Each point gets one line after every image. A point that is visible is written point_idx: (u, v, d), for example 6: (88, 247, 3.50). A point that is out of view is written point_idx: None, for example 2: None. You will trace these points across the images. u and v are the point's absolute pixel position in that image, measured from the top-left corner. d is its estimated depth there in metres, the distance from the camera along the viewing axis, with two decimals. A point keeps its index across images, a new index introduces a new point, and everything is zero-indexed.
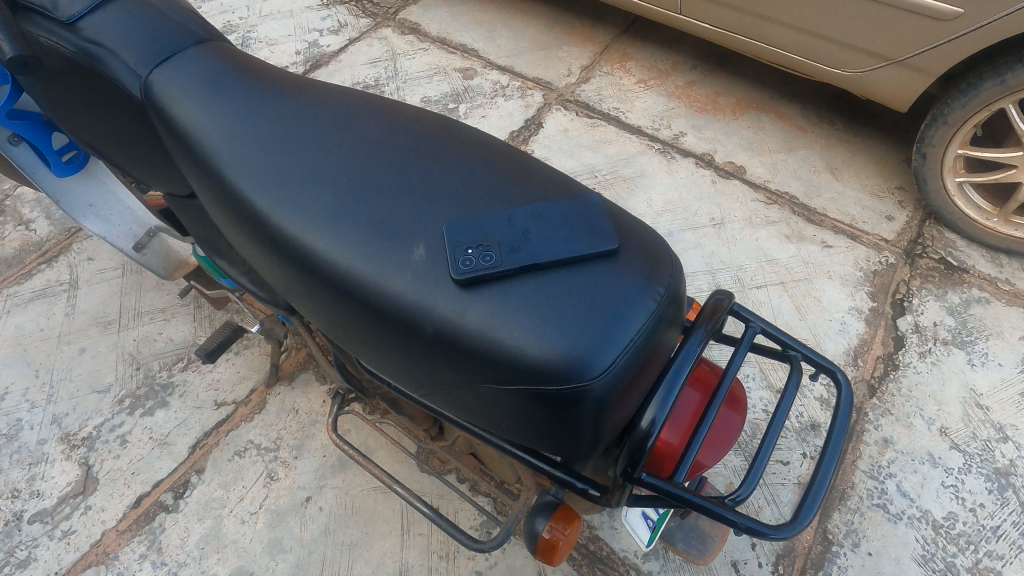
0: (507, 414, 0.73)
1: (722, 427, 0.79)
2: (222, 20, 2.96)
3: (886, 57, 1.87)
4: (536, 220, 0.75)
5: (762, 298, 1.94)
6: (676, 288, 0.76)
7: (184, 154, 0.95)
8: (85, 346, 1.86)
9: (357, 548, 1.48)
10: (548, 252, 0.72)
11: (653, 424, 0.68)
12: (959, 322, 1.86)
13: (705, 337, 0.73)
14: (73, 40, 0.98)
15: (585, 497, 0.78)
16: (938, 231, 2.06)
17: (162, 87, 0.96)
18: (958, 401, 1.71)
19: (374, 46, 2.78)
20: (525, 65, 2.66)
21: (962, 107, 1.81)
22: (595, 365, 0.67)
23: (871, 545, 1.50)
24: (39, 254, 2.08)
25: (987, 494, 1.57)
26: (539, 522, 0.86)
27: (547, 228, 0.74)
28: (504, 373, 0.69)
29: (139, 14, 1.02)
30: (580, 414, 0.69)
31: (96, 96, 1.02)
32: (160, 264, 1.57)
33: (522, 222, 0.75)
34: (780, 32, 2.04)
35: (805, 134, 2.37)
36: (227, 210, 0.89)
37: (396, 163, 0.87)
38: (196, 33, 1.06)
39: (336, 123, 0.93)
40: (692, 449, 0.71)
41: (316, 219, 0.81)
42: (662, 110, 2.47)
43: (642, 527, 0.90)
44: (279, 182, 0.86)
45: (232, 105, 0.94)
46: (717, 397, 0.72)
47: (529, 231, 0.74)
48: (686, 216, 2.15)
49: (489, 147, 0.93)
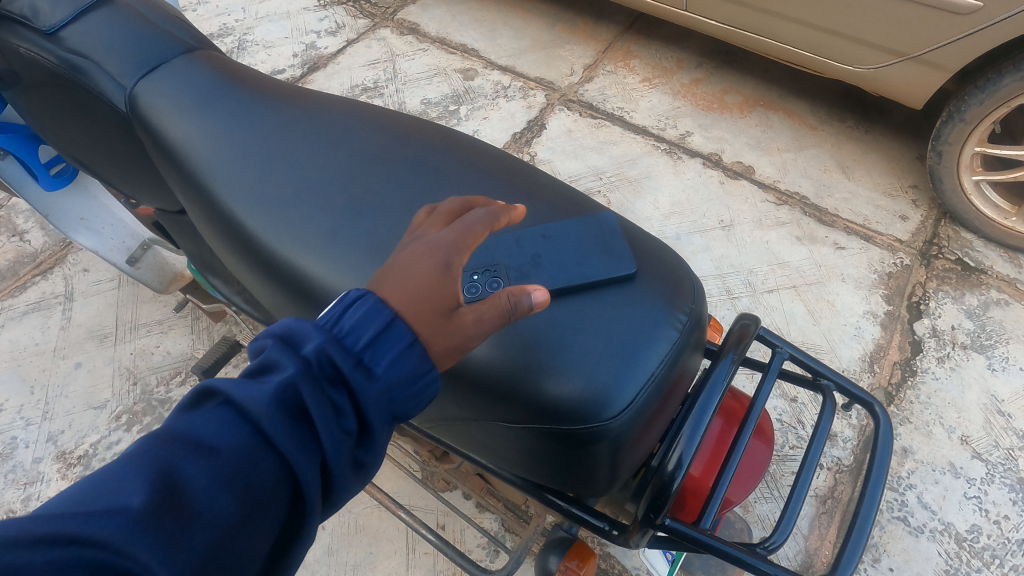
0: (518, 452, 0.68)
1: (749, 460, 0.73)
2: (218, 22, 2.92)
3: (900, 53, 1.81)
4: (547, 242, 0.72)
5: (774, 302, 1.89)
6: (699, 313, 0.71)
7: (173, 171, 0.91)
8: (80, 361, 1.82)
9: (361, 569, 1.44)
10: (561, 275, 0.68)
11: (680, 462, 0.63)
12: (977, 326, 1.80)
13: (732, 367, 0.67)
14: (54, 51, 0.93)
15: (602, 535, 0.71)
16: (953, 230, 2.01)
17: (149, 100, 0.93)
18: (978, 408, 1.66)
19: (372, 47, 2.73)
20: (527, 64, 2.61)
21: (981, 103, 1.75)
22: (615, 401, 0.63)
23: (892, 560, 1.45)
24: (33, 266, 2.04)
25: (1011, 505, 1.51)
26: (552, 560, 0.81)
27: (557, 251, 0.71)
28: (514, 411, 0.64)
29: (125, 21, 0.97)
30: (595, 454, 0.64)
31: (82, 110, 0.97)
32: (155, 277, 1.53)
33: (533, 244, 0.72)
34: (789, 28, 1.98)
35: (815, 132, 2.31)
36: (220, 232, 0.86)
37: (396, 184, 0.84)
38: (185, 42, 1.02)
39: (333, 138, 0.90)
40: (719, 489, 0.65)
41: (313, 242, 0.79)
42: (668, 110, 2.41)
43: (660, 560, 0.86)
44: (275, 205, 0.83)
45: (224, 120, 0.91)
46: (746, 432, 0.66)
47: (539, 255, 0.70)
48: (695, 218, 2.09)
49: (492, 160, 0.89)
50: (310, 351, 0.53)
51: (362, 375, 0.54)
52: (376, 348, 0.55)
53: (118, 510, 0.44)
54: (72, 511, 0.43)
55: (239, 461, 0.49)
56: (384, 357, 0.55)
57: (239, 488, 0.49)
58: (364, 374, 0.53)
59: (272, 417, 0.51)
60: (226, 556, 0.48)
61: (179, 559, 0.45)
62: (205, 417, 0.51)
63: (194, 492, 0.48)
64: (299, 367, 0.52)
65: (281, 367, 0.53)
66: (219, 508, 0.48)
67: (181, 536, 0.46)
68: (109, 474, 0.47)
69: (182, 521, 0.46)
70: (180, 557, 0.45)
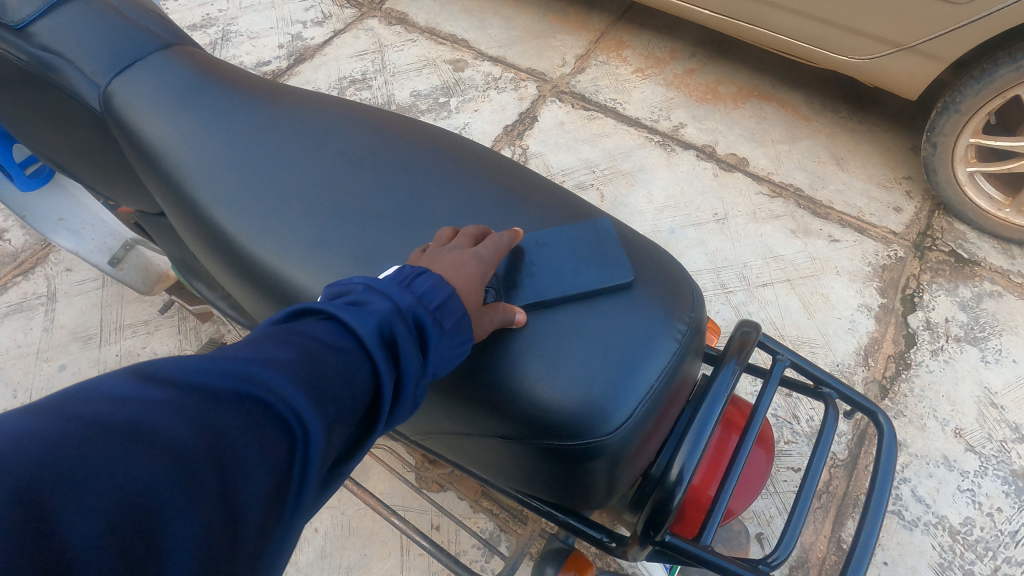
0: (514, 465, 0.67)
1: (749, 470, 0.71)
2: (201, 12, 2.85)
3: (896, 43, 1.79)
4: (544, 252, 0.70)
5: (769, 297, 1.87)
6: (699, 321, 0.70)
7: (152, 172, 0.87)
8: (64, 363, 1.78)
9: (355, 571, 1.43)
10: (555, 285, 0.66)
11: (681, 475, 0.61)
12: (971, 318, 1.80)
13: (733, 376, 0.65)
14: (23, 47, 0.89)
15: (600, 547, 0.69)
16: (947, 222, 2.00)
17: (126, 97, 0.89)
18: (972, 401, 1.66)
19: (360, 38, 2.67)
20: (518, 55, 2.56)
21: (976, 94, 1.73)
22: (614, 415, 0.61)
23: (886, 554, 1.46)
24: (14, 265, 1.99)
25: (1004, 497, 1.52)
26: (549, 571, 0.80)
27: (552, 260, 0.69)
28: (510, 425, 0.62)
29: (98, 15, 0.93)
30: (595, 468, 0.62)
31: (56, 110, 0.93)
32: (138, 278, 1.49)
33: (528, 256, 0.70)
34: (784, 18, 1.95)
35: (809, 123, 2.29)
36: (201, 236, 0.83)
37: (384, 185, 0.81)
38: (163, 38, 0.98)
39: (318, 138, 0.87)
40: (721, 502, 0.63)
41: (297, 248, 0.76)
42: (661, 101, 2.38)
43: (658, 566, 0.86)
44: (258, 209, 0.80)
45: (207, 117, 0.88)
46: (747, 443, 0.64)
47: (534, 265, 0.69)
48: (689, 212, 2.07)
49: (484, 162, 0.87)
50: (399, 296, 0.56)
51: (434, 327, 0.57)
52: (446, 306, 0.59)
53: (268, 364, 0.48)
54: (233, 357, 0.48)
55: (349, 365, 0.51)
56: (451, 315, 0.59)
57: (351, 381, 0.51)
58: (438, 329, 0.57)
59: (375, 329, 0.54)
60: (336, 432, 0.50)
61: (313, 415, 0.48)
62: (311, 324, 0.53)
63: (322, 370, 0.50)
64: (392, 306, 0.55)
65: (372, 303, 0.55)
66: (336, 392, 0.50)
67: (313, 401, 0.48)
68: (250, 343, 0.51)
69: (315, 386, 0.49)
70: (313, 413, 0.48)
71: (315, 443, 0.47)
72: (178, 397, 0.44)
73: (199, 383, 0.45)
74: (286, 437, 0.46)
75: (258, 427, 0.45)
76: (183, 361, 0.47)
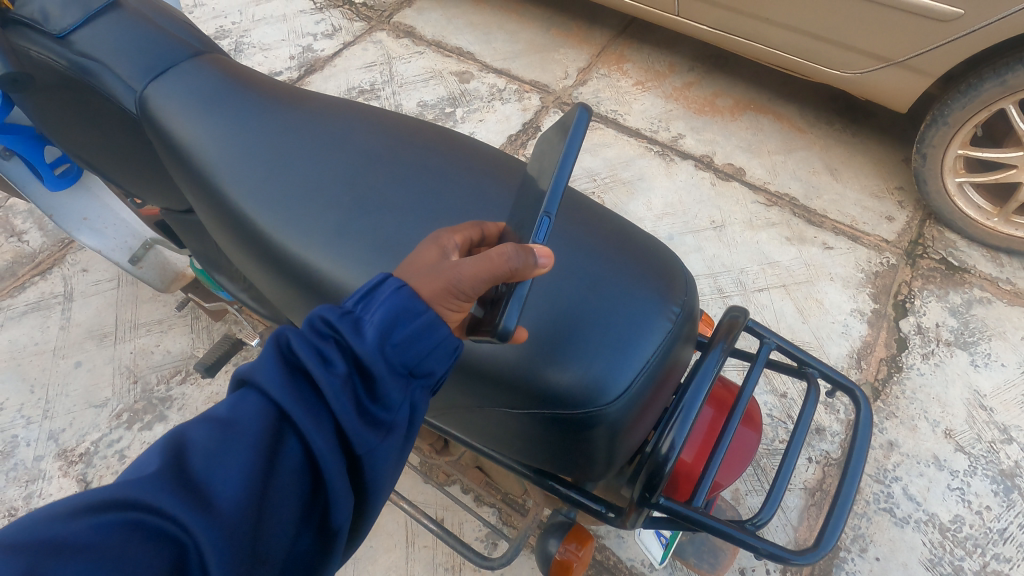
0: (519, 437, 0.73)
1: (738, 446, 0.77)
2: (215, 25, 2.94)
3: (886, 58, 1.87)
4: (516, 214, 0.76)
5: (764, 301, 1.93)
6: (690, 305, 0.76)
7: (183, 173, 0.94)
8: (80, 360, 1.84)
9: (361, 563, 1.47)
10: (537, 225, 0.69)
11: (672, 447, 0.66)
12: (961, 323, 1.85)
13: (721, 357, 0.71)
14: (65, 54, 0.95)
15: (599, 517, 0.75)
16: (938, 231, 2.06)
17: (159, 101, 0.95)
18: (962, 403, 1.71)
19: (369, 50, 2.76)
20: (522, 68, 2.64)
21: (963, 107, 1.80)
22: (612, 387, 0.68)
23: (878, 550, 1.50)
24: (32, 266, 2.06)
25: (992, 496, 1.56)
26: (551, 543, 0.85)
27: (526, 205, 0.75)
28: (517, 398, 0.69)
29: (133, 26, 1.00)
30: (594, 438, 0.68)
31: (93, 113, 0.99)
32: (156, 277, 1.57)
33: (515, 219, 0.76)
34: (779, 34, 2.03)
35: (804, 135, 2.36)
36: (229, 230, 0.89)
37: (401, 181, 0.88)
38: (193, 45, 1.05)
39: (337, 138, 0.93)
40: (710, 471, 0.68)
41: (321, 238, 0.82)
42: (660, 112, 2.46)
43: (654, 543, 0.90)
44: (283, 206, 0.86)
45: (229, 122, 0.94)
46: (734, 418, 0.70)
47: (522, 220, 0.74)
48: (686, 219, 2.14)
49: (493, 161, 0.93)
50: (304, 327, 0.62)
51: (351, 334, 0.61)
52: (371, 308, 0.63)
53: (139, 478, 0.51)
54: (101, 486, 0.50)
55: (250, 437, 0.55)
56: (377, 315, 0.62)
57: (251, 453, 0.54)
58: (354, 333, 0.61)
59: (278, 384, 0.58)
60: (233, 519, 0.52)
61: (192, 520, 0.50)
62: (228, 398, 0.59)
63: (211, 455, 0.54)
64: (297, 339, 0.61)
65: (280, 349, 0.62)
66: (233, 462, 0.54)
67: (200, 498, 0.51)
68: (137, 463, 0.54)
69: (197, 485, 0.52)
70: (193, 513, 0.50)
71: (206, 542, 0.50)
72: (19, 560, 0.44)
73: (48, 537, 0.46)
74: (171, 548, 0.49)
75: (123, 555, 0.46)
76: (34, 516, 0.47)
